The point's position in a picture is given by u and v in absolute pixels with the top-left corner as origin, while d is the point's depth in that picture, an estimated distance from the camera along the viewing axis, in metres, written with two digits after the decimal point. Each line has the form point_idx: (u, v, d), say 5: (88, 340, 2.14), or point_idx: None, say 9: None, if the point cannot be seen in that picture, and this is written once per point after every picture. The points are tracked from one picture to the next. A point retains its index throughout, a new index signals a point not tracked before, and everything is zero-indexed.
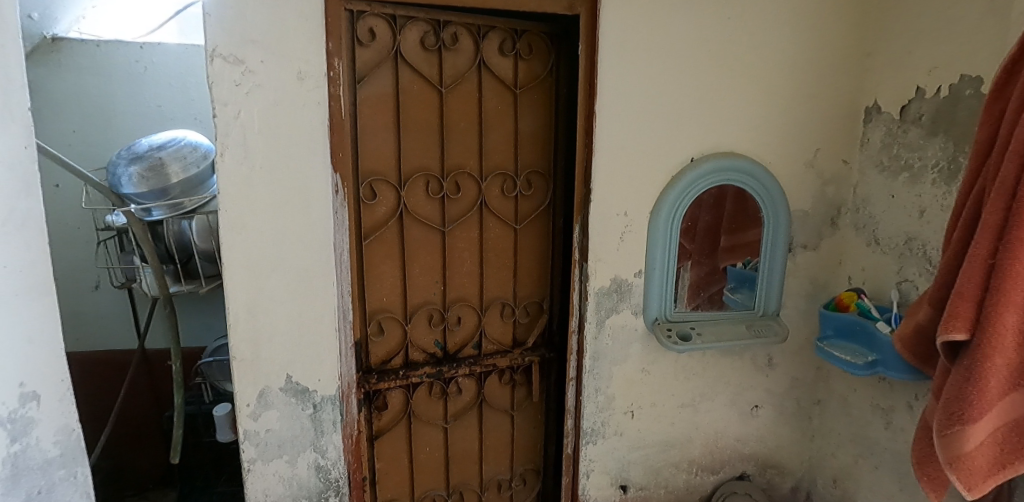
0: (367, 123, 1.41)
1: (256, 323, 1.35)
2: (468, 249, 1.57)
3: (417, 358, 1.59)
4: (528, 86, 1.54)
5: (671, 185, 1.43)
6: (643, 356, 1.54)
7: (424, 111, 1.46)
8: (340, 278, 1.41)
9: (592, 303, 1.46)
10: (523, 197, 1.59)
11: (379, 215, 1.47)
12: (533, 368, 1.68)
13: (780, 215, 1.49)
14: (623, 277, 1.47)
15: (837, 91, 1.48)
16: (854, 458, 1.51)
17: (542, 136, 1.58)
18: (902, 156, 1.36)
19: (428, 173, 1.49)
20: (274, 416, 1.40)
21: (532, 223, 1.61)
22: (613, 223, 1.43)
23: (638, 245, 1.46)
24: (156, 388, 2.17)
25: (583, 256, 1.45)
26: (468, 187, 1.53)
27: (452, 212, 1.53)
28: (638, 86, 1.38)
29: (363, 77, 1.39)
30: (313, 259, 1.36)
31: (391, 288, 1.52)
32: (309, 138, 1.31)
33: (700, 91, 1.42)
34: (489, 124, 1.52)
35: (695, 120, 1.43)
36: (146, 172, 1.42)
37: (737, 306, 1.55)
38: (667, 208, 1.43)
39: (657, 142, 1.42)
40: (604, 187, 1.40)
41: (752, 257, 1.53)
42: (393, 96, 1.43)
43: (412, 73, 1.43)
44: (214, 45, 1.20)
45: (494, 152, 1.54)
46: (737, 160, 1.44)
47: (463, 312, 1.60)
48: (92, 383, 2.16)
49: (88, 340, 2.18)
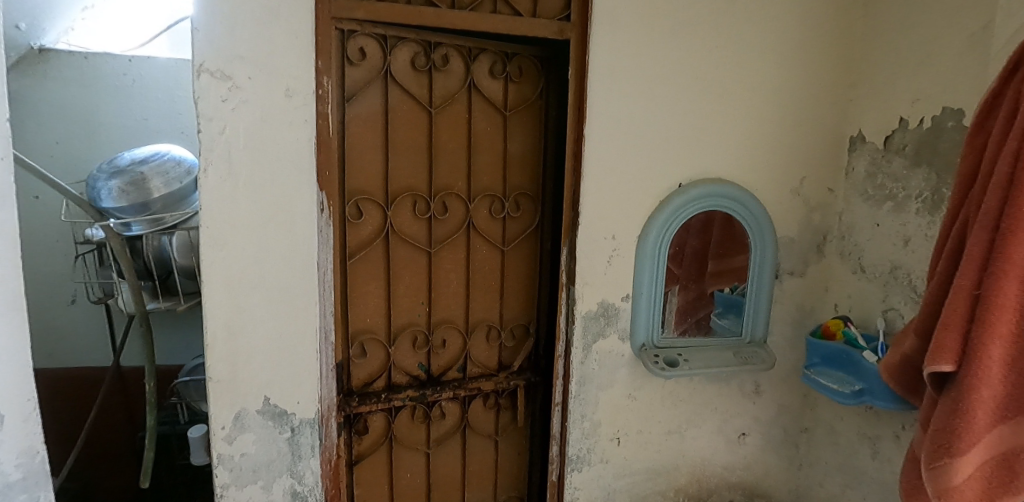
0: (354, 141, 1.40)
1: (235, 342, 1.31)
2: (454, 270, 1.55)
3: (400, 381, 1.55)
4: (517, 108, 1.54)
5: (659, 210, 1.43)
6: (630, 382, 1.52)
7: (413, 131, 1.45)
8: (322, 298, 1.38)
9: (579, 327, 1.45)
10: (511, 219, 1.58)
11: (365, 234, 1.45)
12: (518, 392, 1.66)
13: (768, 241, 1.49)
14: (610, 301, 1.46)
15: (823, 120, 1.50)
16: (841, 488, 1.50)
17: (531, 158, 1.58)
18: (886, 186, 1.37)
19: (415, 192, 1.47)
20: (250, 440, 1.36)
21: (519, 245, 1.60)
22: (601, 246, 1.42)
23: (625, 269, 1.45)
24: (130, 407, 2.11)
25: (570, 280, 1.44)
26: (456, 207, 1.52)
27: (439, 233, 1.51)
28: (627, 111, 1.38)
29: (352, 96, 1.38)
30: (296, 279, 1.33)
31: (375, 308, 1.49)
32: (295, 155, 1.29)
33: (689, 118, 1.43)
34: (478, 145, 1.52)
35: (683, 145, 1.44)
36: (127, 186, 1.40)
37: (725, 331, 1.54)
38: (654, 232, 1.43)
39: (646, 167, 1.42)
40: (592, 211, 1.40)
41: (740, 283, 1.53)
42: (382, 115, 1.42)
43: (402, 93, 1.43)
44: (202, 60, 1.19)
45: (482, 173, 1.53)
46: (724, 186, 1.44)
47: (449, 334, 1.58)
48: (63, 401, 2.09)
49: (61, 357, 2.12)
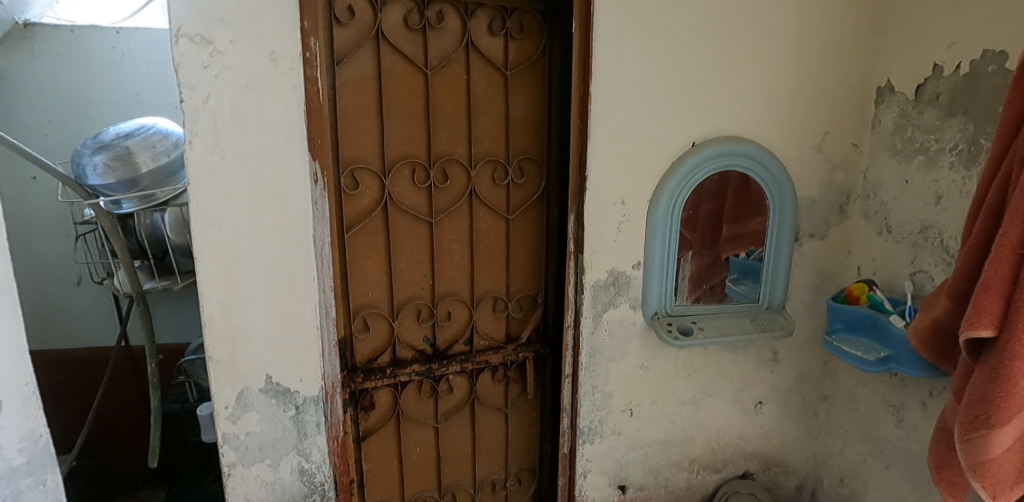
0: (347, 107, 1.32)
1: (233, 321, 1.28)
2: (457, 241, 1.49)
3: (405, 356, 1.51)
4: (519, 67, 1.45)
5: (671, 171, 1.35)
6: (642, 352, 1.46)
7: (409, 95, 1.37)
8: (321, 273, 1.33)
9: (589, 297, 1.39)
10: (515, 186, 1.50)
11: (362, 206, 1.38)
12: (527, 364, 1.61)
13: (787, 202, 1.41)
14: (621, 269, 1.39)
15: (847, 70, 1.39)
16: (862, 456, 1.45)
17: (534, 121, 1.49)
18: (916, 139, 1.28)
19: (414, 160, 1.40)
20: (254, 419, 1.33)
21: (524, 213, 1.53)
22: (610, 212, 1.35)
23: (636, 236, 1.38)
24: (141, 385, 2.10)
25: (578, 248, 1.37)
26: (457, 175, 1.45)
27: (440, 202, 1.45)
28: (637, 66, 1.29)
29: (342, 58, 1.30)
30: (292, 254, 1.28)
31: (376, 282, 1.44)
32: (284, 123, 1.22)
33: (702, 72, 1.33)
34: (478, 108, 1.44)
35: (697, 102, 1.34)
36: (113, 161, 1.34)
37: (741, 298, 1.47)
38: (666, 196, 1.35)
39: (656, 126, 1.33)
40: (600, 175, 1.32)
41: (756, 247, 1.45)
42: (376, 78, 1.34)
43: (395, 54, 1.34)
44: (179, 25, 1.12)
45: (484, 137, 1.46)
46: (741, 145, 1.36)
47: (454, 306, 1.53)
48: (74, 381, 2.09)
49: (71, 337, 2.11)
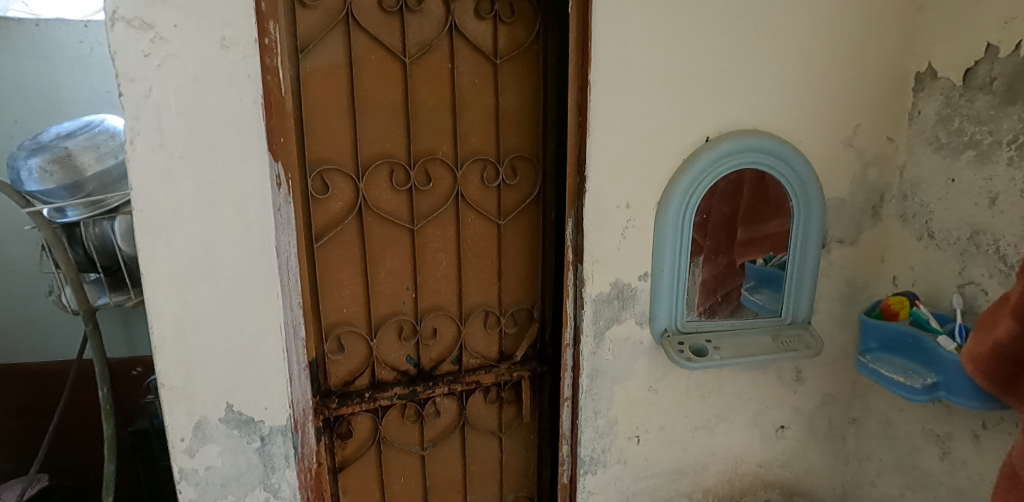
0: (314, 100, 1.17)
1: (187, 343, 1.13)
2: (443, 249, 1.33)
3: (386, 378, 1.36)
4: (510, 55, 1.29)
5: (682, 170, 1.19)
6: (650, 373, 1.30)
7: (385, 86, 1.22)
8: (286, 288, 1.18)
9: (589, 312, 1.23)
10: (507, 187, 1.35)
11: (334, 212, 1.23)
12: (522, 384, 1.46)
13: (814, 204, 1.25)
14: (626, 281, 1.24)
15: (881, 53, 1.23)
16: (899, 489, 1.29)
17: (528, 115, 1.34)
18: (964, 131, 1.11)
19: (392, 160, 1.25)
20: (215, 452, 1.19)
21: (518, 217, 1.38)
22: (613, 217, 1.19)
23: (643, 244, 1.22)
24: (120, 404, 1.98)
25: (577, 257, 1.21)
26: (441, 176, 1.29)
27: (423, 207, 1.29)
28: (642, 51, 1.13)
29: (308, 45, 1.14)
30: (252, 267, 1.13)
31: (351, 297, 1.28)
32: (239, 119, 1.07)
33: (717, 57, 1.17)
34: (465, 101, 1.28)
35: (711, 91, 1.18)
36: (50, 163, 1.20)
37: (760, 310, 1.31)
38: (676, 198, 1.19)
39: (665, 119, 1.17)
40: (602, 175, 1.17)
41: (776, 252, 1.29)
42: (347, 67, 1.18)
43: (368, 40, 1.19)
44: (115, 6, 0.97)
45: (471, 134, 1.30)
46: (761, 140, 1.19)
47: (440, 322, 1.37)
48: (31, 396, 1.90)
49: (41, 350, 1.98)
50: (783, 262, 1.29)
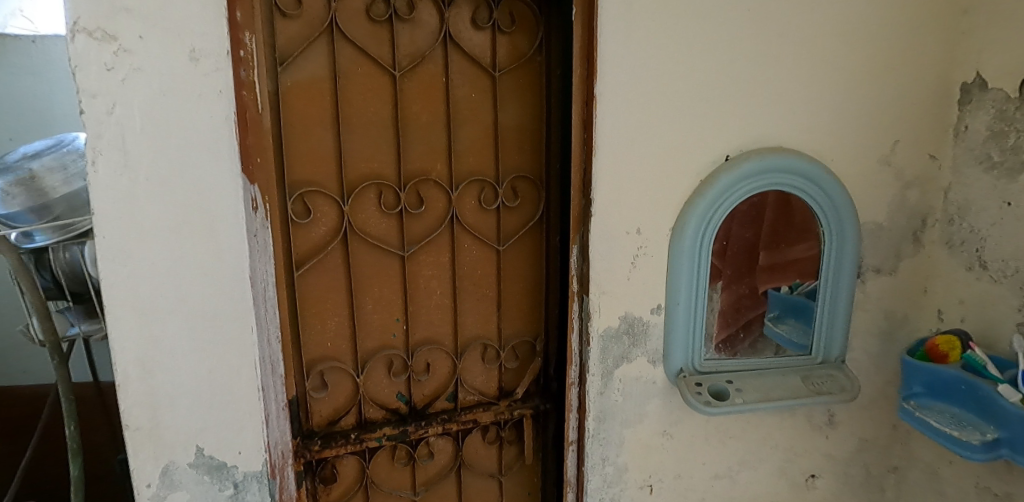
0: (296, 117, 1.08)
1: (152, 382, 1.02)
2: (437, 278, 1.22)
3: (374, 416, 1.25)
4: (510, 67, 1.19)
5: (699, 193, 1.07)
6: (664, 415, 1.18)
7: (373, 101, 1.12)
8: (262, 321, 1.07)
9: (596, 349, 1.11)
10: (507, 210, 1.24)
11: (317, 237, 1.13)
12: (524, 423, 1.34)
13: (847, 229, 1.11)
14: (636, 315, 1.12)
15: (924, 60, 1.10)
16: None
17: (530, 131, 1.24)
18: (1021, 149, 0.98)
19: (381, 181, 1.15)
20: (183, 499, 1.07)
21: (519, 242, 1.27)
22: (622, 245, 1.08)
23: (655, 273, 1.10)
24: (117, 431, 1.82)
25: (582, 287, 1.11)
26: (435, 198, 1.19)
27: (415, 231, 1.18)
28: (652, 61, 1.03)
29: (289, 56, 1.05)
30: (222, 299, 1.03)
31: (336, 329, 1.18)
32: (210, 137, 0.97)
33: (737, 67, 1.06)
34: (460, 116, 1.18)
35: (731, 104, 1.07)
36: (12, 185, 1.13)
37: (785, 343, 1.18)
38: (692, 224, 1.07)
39: (679, 137, 1.06)
40: (608, 197, 1.06)
41: (801, 280, 1.16)
42: (331, 80, 1.09)
43: (355, 51, 1.09)
44: (75, 16, 0.87)
45: (468, 152, 1.20)
46: (788, 158, 1.07)
47: (433, 356, 1.26)
48: (7, 423, 1.77)
49: (35, 372, 1.91)
50: (812, 290, 1.16)
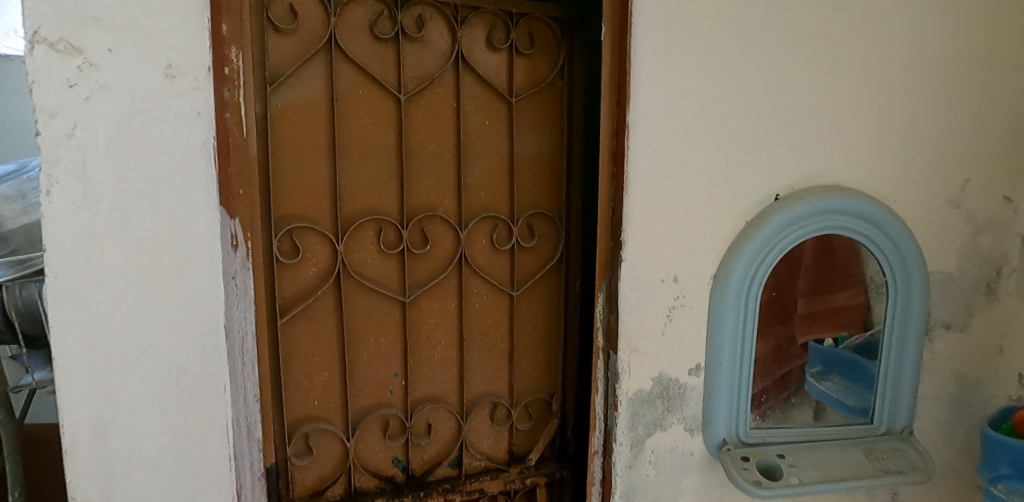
0: (286, 143, 0.95)
1: (105, 453, 0.85)
2: (442, 326, 1.08)
3: (366, 486, 1.08)
4: (528, 93, 1.07)
5: (747, 235, 0.94)
6: (702, 492, 1.01)
7: (375, 127, 1.00)
8: (236, 378, 0.92)
9: (625, 415, 0.97)
10: (521, 250, 1.10)
11: (305, 279, 0.99)
12: (537, 492, 1.17)
13: (915, 282, 0.97)
14: (671, 375, 0.97)
15: (1000, 90, 0.97)
16: None
17: (548, 164, 1.11)
18: None
19: (380, 216, 1.01)
20: None
21: (534, 287, 1.13)
22: (656, 294, 0.94)
23: (694, 328, 0.96)
24: None
25: (609, 343, 0.98)
26: (441, 236, 1.05)
27: (417, 274, 1.04)
28: (692, 87, 0.91)
29: (281, 76, 0.93)
30: (189, 352, 0.87)
31: (326, 385, 1.03)
32: (185, 166, 0.83)
33: (789, 95, 0.94)
34: (472, 145, 1.05)
35: (782, 137, 0.94)
36: None
37: (832, 402, 1.03)
38: (738, 272, 0.93)
39: (722, 172, 0.93)
40: (640, 240, 0.93)
41: (850, 332, 1.03)
42: (328, 103, 0.97)
43: (356, 72, 0.97)
44: (36, 24, 0.74)
45: (479, 186, 1.06)
46: (848, 199, 0.94)
47: (436, 417, 1.10)
48: None
49: None
50: (861, 344, 1.03)
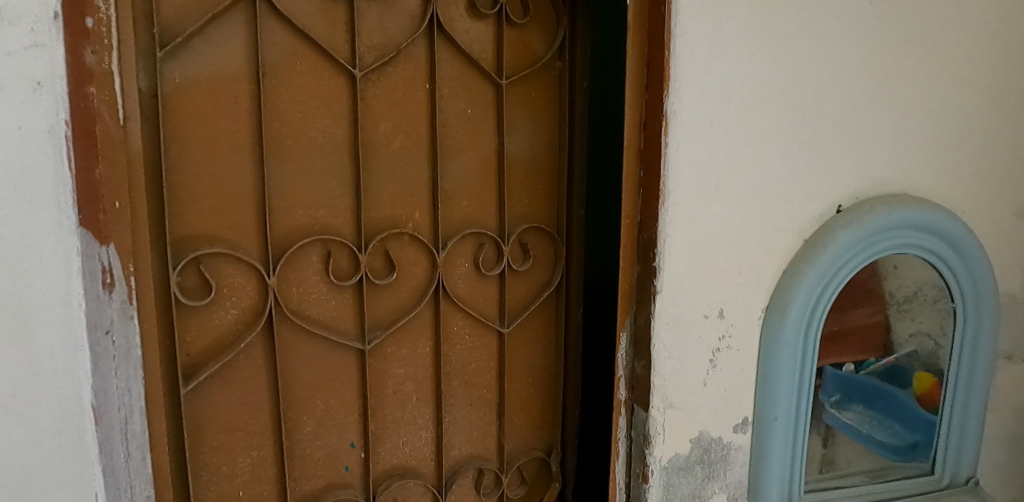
0: (190, 135, 0.66)
1: None
2: (413, 378, 0.82)
3: None
4: (522, 74, 0.83)
5: (806, 258, 0.75)
6: None
7: (320, 114, 0.72)
8: (115, 479, 0.64)
9: (657, 489, 0.75)
10: (513, 276, 0.87)
11: (221, 327, 0.70)
12: None
13: (986, 303, 0.90)
14: (713, 435, 0.77)
15: None
16: None
17: (543, 166, 0.88)
18: None
19: (330, 237, 0.73)
20: None
21: (528, 320, 0.89)
22: (699, 335, 0.73)
23: (741, 375, 0.76)
24: None
25: (636, 396, 0.76)
26: (411, 261, 0.79)
27: (381, 311, 0.78)
28: (744, 68, 0.71)
29: (179, 36, 0.64)
30: (31, 453, 0.57)
31: (255, 470, 0.74)
32: (16, 166, 0.53)
33: (854, 84, 0.75)
34: (451, 140, 0.80)
35: (845, 135, 0.76)
36: None
37: (857, 435, 0.94)
38: (798, 303, 0.74)
39: (776, 180, 0.74)
40: (681, 266, 0.71)
41: (873, 357, 0.93)
42: (252, 78, 0.68)
43: (291, 37, 0.70)
44: None
45: (460, 195, 0.82)
46: (918, 210, 0.79)
47: (408, 494, 0.84)
48: None
49: None
50: (884, 370, 0.95)
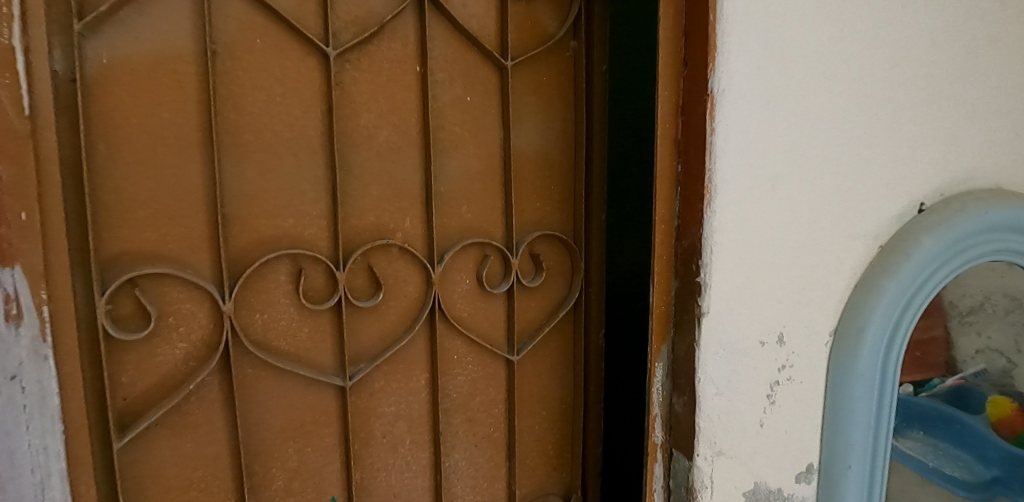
0: (121, 130, 0.53)
1: None
2: (406, 417, 0.69)
3: None
4: (530, 56, 0.71)
5: (882, 270, 0.63)
6: None
7: (285, 102, 0.59)
8: None
9: None
10: (523, 293, 0.74)
11: (165, 365, 0.56)
12: None
13: None
14: (768, 485, 0.63)
15: None
16: None
17: (555, 164, 0.75)
18: None
19: (300, 252, 0.60)
20: None
21: (542, 344, 0.76)
22: (756, 366, 0.60)
23: (803, 410, 0.63)
24: None
25: (676, 441, 0.61)
26: (401, 278, 0.66)
27: (367, 339, 0.65)
28: (809, 37, 0.57)
29: (103, 4, 0.51)
30: None
31: None
32: None
33: (925, 60, 0.64)
34: (447, 134, 0.67)
35: (915, 121, 0.64)
36: None
37: (916, 467, 0.80)
38: (877, 325, 0.62)
39: (844, 174, 0.61)
40: (736, 283, 0.58)
41: (937, 376, 0.80)
42: (199, 59, 0.55)
43: (249, 10, 0.57)
44: None
45: (459, 199, 0.69)
46: (1005, 208, 0.68)
47: None
48: None
49: None
50: (944, 391, 0.81)
